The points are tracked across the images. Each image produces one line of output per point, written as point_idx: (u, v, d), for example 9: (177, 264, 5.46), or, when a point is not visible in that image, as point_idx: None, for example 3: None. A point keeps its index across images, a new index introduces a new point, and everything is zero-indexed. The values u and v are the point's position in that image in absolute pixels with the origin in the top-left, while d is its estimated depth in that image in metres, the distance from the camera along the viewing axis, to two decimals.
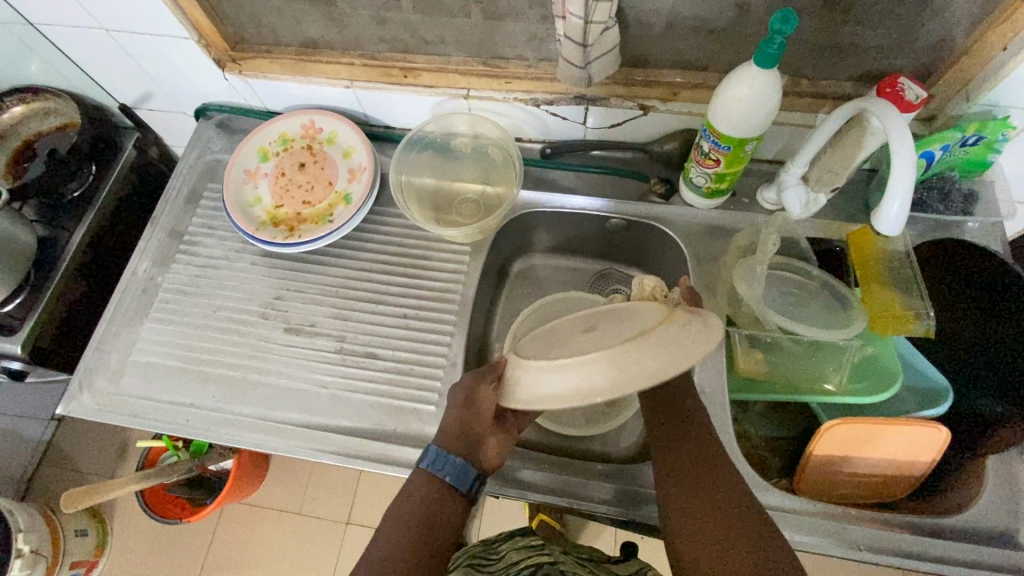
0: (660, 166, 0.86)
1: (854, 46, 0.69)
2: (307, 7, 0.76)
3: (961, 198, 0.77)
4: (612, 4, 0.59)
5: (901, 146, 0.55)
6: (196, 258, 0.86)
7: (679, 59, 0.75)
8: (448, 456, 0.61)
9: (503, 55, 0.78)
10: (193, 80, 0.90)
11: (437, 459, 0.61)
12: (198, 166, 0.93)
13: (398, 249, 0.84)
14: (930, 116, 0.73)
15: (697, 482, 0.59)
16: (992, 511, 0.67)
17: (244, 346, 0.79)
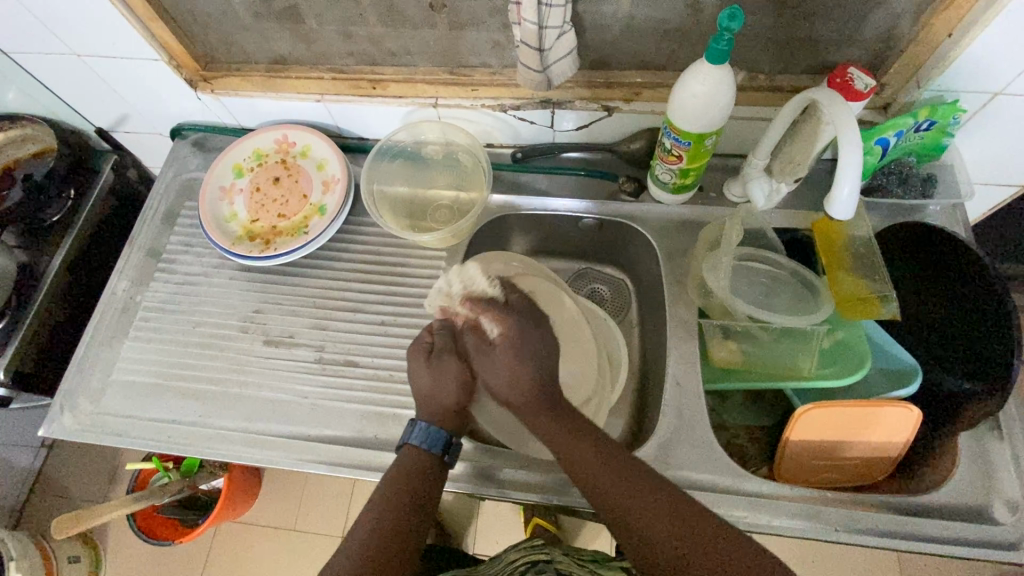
0: (629, 166, 0.88)
1: (806, 40, 0.71)
2: (274, 25, 0.78)
3: (920, 181, 0.78)
4: (565, 8, 0.61)
5: (848, 133, 0.57)
6: (174, 276, 0.86)
7: (640, 60, 0.77)
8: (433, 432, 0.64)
9: (468, 63, 0.80)
10: (167, 101, 0.91)
11: (423, 435, 0.64)
12: (175, 185, 0.95)
13: (374, 258, 0.85)
14: (884, 104, 0.75)
15: (642, 501, 0.55)
16: (968, 486, 0.68)
17: (224, 361, 0.79)
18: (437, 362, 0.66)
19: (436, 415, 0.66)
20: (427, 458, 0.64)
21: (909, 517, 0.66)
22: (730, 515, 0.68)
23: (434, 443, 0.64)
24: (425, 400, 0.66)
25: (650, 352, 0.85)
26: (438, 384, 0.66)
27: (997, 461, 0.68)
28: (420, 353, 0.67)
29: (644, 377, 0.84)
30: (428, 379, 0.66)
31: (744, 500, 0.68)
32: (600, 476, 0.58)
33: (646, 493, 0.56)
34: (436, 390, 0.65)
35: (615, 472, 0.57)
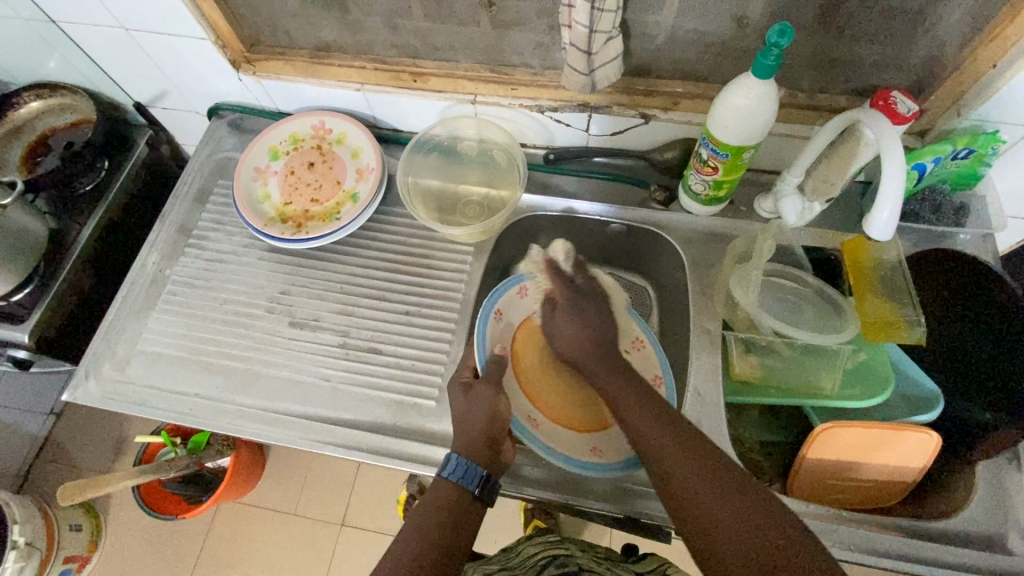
0: (660, 174, 0.88)
1: (848, 62, 0.72)
2: (322, 11, 0.79)
3: (953, 210, 0.78)
4: (616, 14, 0.61)
5: (892, 155, 0.57)
6: (204, 252, 0.87)
7: (681, 71, 0.78)
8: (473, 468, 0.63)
9: (510, 62, 0.81)
10: (209, 80, 0.92)
11: (461, 469, 0.62)
12: (209, 163, 0.96)
13: (402, 248, 0.86)
14: (922, 130, 0.75)
15: (694, 468, 0.51)
16: (983, 515, 0.68)
17: (248, 340, 0.80)
18: (477, 390, 0.68)
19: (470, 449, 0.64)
20: (464, 496, 0.61)
21: (927, 542, 0.66)
22: None
23: (473, 481, 0.62)
24: (458, 427, 0.66)
25: (669, 361, 0.85)
26: (477, 408, 0.67)
27: (1015, 494, 0.68)
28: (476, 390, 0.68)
29: None
30: (464, 410, 0.67)
31: None
32: (646, 424, 0.56)
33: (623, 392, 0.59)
34: (482, 425, 0.65)
35: (665, 429, 0.54)
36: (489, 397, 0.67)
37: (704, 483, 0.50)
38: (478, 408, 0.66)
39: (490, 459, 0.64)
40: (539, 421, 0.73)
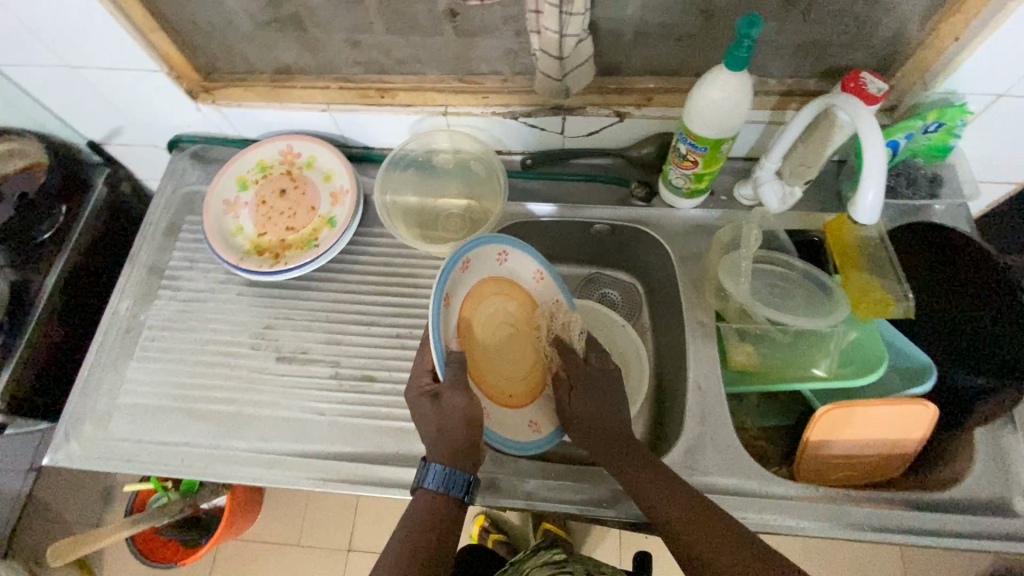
0: (640, 170, 0.88)
1: (815, 44, 0.72)
2: (278, 33, 0.76)
3: (927, 181, 0.79)
4: (584, 17, 0.60)
5: (871, 138, 0.58)
6: (180, 292, 0.84)
7: (651, 66, 0.77)
8: (452, 476, 0.62)
9: (479, 70, 0.79)
10: (166, 113, 0.89)
11: (444, 478, 0.61)
12: (175, 199, 0.92)
13: (387, 269, 0.84)
14: (892, 105, 0.76)
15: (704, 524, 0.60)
16: (987, 480, 0.69)
17: (236, 380, 0.77)
18: (447, 402, 0.62)
19: (450, 456, 0.62)
20: (448, 500, 0.62)
21: (935, 512, 0.67)
22: (759, 519, 0.68)
23: (458, 486, 0.62)
24: (433, 438, 0.63)
25: (665, 356, 0.85)
26: (449, 416, 0.62)
27: (1014, 456, 0.69)
28: (427, 401, 0.64)
29: (660, 381, 0.84)
30: (435, 420, 0.63)
31: (771, 502, 0.69)
32: (655, 493, 0.63)
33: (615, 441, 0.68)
34: (461, 436, 0.62)
35: (674, 487, 0.63)
36: (461, 408, 0.62)
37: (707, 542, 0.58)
38: (450, 419, 0.62)
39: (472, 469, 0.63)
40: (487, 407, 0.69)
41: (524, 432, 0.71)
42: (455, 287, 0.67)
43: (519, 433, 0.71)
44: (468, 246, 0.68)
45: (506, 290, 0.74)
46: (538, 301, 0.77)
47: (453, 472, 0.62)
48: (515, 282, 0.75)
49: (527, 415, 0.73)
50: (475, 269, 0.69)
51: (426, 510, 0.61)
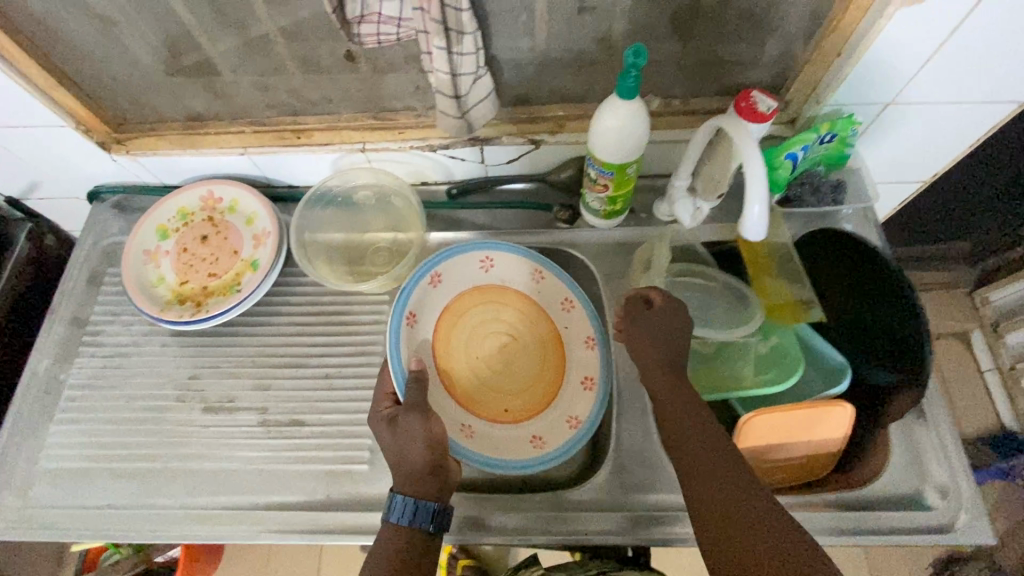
0: (563, 193, 0.90)
1: (711, 66, 0.75)
2: (185, 82, 0.75)
3: (831, 188, 0.81)
4: (476, 56, 0.62)
5: (749, 156, 0.59)
6: (102, 348, 0.82)
7: (560, 93, 0.79)
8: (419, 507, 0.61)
9: (392, 106, 0.80)
10: (80, 165, 0.87)
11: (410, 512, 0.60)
12: (96, 251, 0.90)
13: (315, 309, 0.84)
14: (792, 118, 0.79)
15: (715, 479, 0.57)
16: (901, 475, 0.72)
17: (161, 436, 0.76)
18: (403, 424, 0.65)
19: (411, 484, 0.62)
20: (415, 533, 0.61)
21: (856, 511, 0.70)
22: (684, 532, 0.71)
23: (425, 517, 0.61)
24: (393, 467, 0.64)
25: None
26: (403, 444, 0.64)
27: (924, 450, 0.73)
28: (382, 424, 0.66)
29: None
30: (393, 446, 0.64)
31: None
32: (707, 455, 0.58)
33: (674, 391, 0.64)
34: (420, 459, 0.63)
35: (728, 458, 0.57)
36: (419, 430, 0.64)
37: (729, 497, 0.54)
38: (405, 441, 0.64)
39: (438, 490, 0.63)
40: (476, 428, 0.74)
41: (523, 449, 0.74)
42: (423, 304, 0.78)
43: (517, 452, 0.74)
44: (430, 263, 0.79)
45: (494, 300, 0.81)
46: (546, 305, 0.82)
47: (419, 502, 0.61)
48: (504, 286, 0.82)
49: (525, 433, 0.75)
50: (446, 284, 0.80)
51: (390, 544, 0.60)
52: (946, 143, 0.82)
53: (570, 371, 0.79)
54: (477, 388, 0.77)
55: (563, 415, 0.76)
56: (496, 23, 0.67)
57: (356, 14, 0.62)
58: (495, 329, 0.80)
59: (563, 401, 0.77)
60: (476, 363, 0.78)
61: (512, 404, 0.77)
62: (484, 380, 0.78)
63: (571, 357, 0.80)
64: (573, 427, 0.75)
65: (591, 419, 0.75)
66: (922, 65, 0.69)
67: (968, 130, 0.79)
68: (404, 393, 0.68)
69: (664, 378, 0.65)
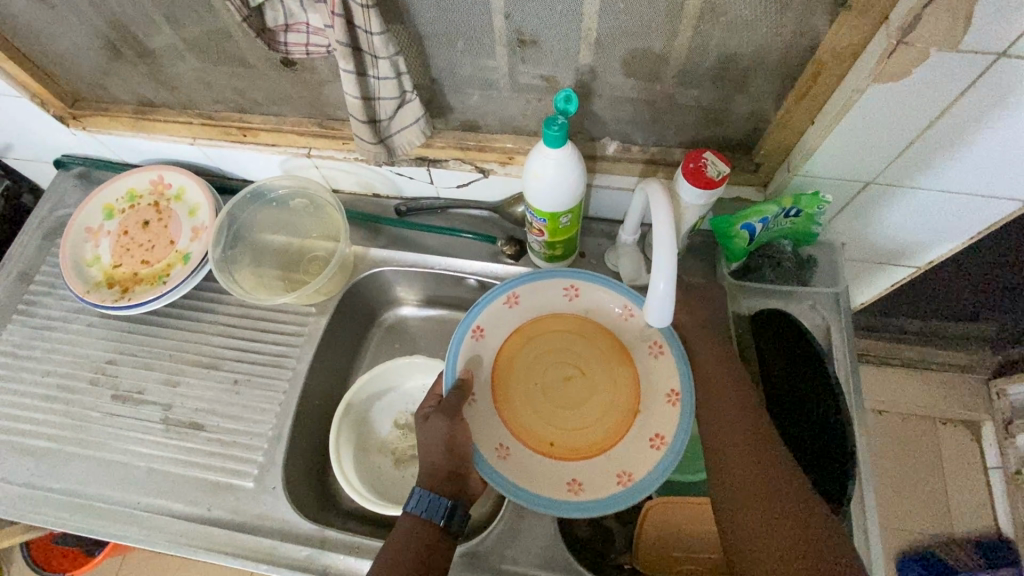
0: (514, 226, 0.85)
1: (671, 115, 0.68)
2: (132, 67, 0.74)
3: (796, 265, 0.74)
4: (398, 81, 0.59)
5: (660, 231, 0.53)
6: (32, 319, 0.83)
7: (511, 124, 0.74)
8: (437, 499, 0.61)
9: (337, 115, 0.77)
10: (44, 134, 0.88)
11: (425, 503, 0.60)
12: (50, 220, 0.91)
13: (239, 311, 0.82)
14: (764, 183, 0.71)
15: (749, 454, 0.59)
16: None
17: (66, 417, 0.76)
18: (433, 420, 0.65)
19: (432, 480, 0.63)
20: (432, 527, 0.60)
21: None
22: None
23: (438, 512, 0.60)
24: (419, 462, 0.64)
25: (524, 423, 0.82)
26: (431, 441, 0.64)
27: None
28: (445, 414, 0.65)
29: None
30: (421, 440, 0.65)
31: None
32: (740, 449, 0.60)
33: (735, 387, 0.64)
34: (442, 462, 0.63)
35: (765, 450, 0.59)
36: (445, 430, 0.64)
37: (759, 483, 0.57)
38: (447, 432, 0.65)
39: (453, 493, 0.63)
40: (512, 451, 0.67)
41: (556, 490, 0.64)
42: (496, 317, 0.73)
43: (545, 487, 0.65)
44: (517, 283, 0.73)
45: (577, 331, 0.73)
46: (627, 344, 0.72)
47: (431, 493, 0.61)
48: (589, 319, 0.74)
49: (565, 472, 0.66)
50: (523, 306, 0.74)
51: (404, 534, 0.59)
52: (939, 231, 0.72)
53: (642, 422, 0.68)
54: (525, 415, 0.69)
55: (611, 467, 0.66)
56: (434, 46, 0.63)
57: (279, 22, 0.58)
58: (559, 359, 0.72)
59: (633, 451, 0.66)
60: (525, 388, 0.71)
61: (560, 438, 0.68)
62: (552, 411, 0.70)
63: (647, 410, 0.69)
64: (622, 483, 0.65)
65: (649, 479, 0.64)
66: (900, 152, 0.60)
67: (964, 221, 0.69)
68: (449, 389, 0.67)
69: (727, 377, 0.65)
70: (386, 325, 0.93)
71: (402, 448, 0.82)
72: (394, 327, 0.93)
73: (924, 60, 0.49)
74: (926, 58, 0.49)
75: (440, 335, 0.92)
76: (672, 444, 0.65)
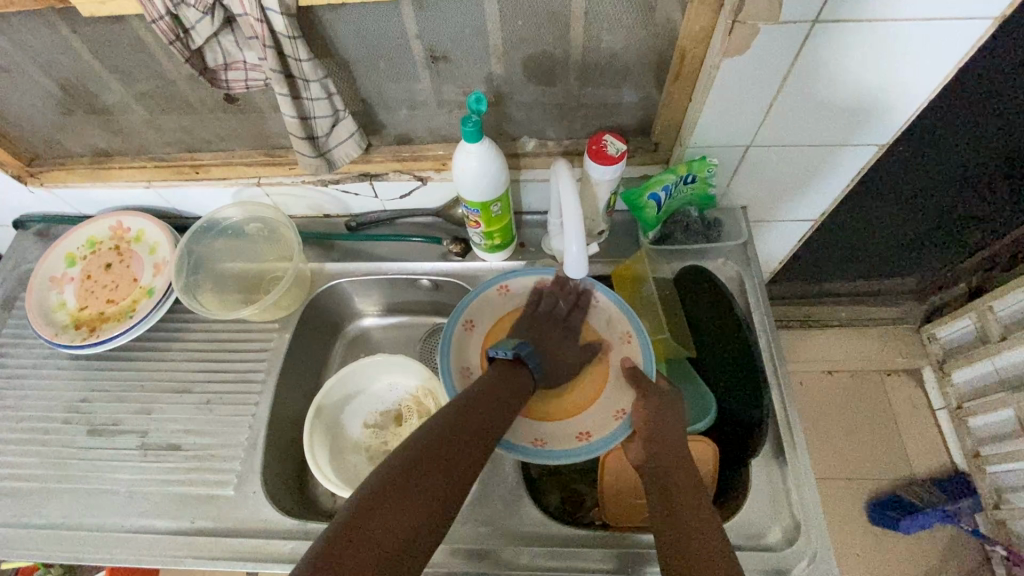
0: (457, 227, 0.92)
1: (575, 108, 0.78)
2: (86, 121, 0.81)
3: (703, 226, 0.84)
4: (329, 101, 0.68)
5: (567, 199, 0.62)
6: (1, 370, 0.86)
7: (439, 134, 0.83)
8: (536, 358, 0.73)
9: (281, 144, 0.84)
10: (2, 196, 0.92)
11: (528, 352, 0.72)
12: (13, 277, 0.95)
13: (207, 336, 0.87)
14: (665, 159, 0.81)
15: (670, 484, 0.63)
16: (762, 513, 0.71)
17: (43, 457, 0.78)
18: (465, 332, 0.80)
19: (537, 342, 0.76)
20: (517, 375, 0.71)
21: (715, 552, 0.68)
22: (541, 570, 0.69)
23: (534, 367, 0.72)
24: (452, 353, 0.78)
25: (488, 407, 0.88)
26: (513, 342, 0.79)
27: (787, 488, 0.71)
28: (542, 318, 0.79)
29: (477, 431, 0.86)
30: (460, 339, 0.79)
31: (552, 549, 0.70)
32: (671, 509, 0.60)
33: (678, 460, 0.65)
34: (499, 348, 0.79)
35: (700, 512, 0.59)
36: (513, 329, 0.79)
37: (684, 536, 0.57)
38: (552, 333, 0.78)
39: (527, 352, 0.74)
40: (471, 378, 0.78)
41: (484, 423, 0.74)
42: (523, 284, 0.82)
43: None
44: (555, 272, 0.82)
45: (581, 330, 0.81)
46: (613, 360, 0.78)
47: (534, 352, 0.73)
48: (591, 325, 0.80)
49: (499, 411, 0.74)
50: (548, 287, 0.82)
51: (496, 377, 0.69)
52: (821, 182, 0.83)
53: (578, 417, 0.75)
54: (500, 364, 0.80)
55: (539, 429, 0.74)
56: (360, 70, 0.72)
57: (219, 62, 0.65)
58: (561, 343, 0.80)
59: (561, 433, 0.74)
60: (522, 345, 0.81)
61: None
62: None
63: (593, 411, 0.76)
64: (536, 444, 0.72)
65: (558, 454, 0.71)
66: (767, 109, 0.70)
67: (836, 172, 0.81)
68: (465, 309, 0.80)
69: (670, 450, 0.67)
70: (350, 336, 0.99)
71: (375, 446, 0.86)
72: (359, 338, 0.99)
73: (757, 34, 0.60)
74: (758, 33, 0.60)
75: (404, 338, 0.99)
76: (592, 444, 0.72)
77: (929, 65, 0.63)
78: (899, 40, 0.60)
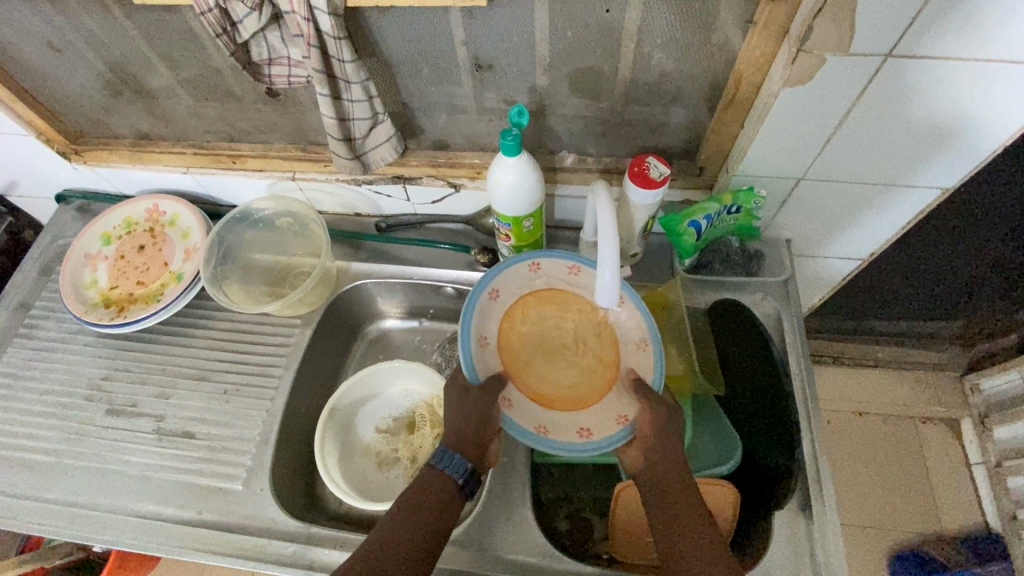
0: (486, 237, 0.91)
1: (618, 126, 0.75)
2: (131, 104, 0.81)
3: (744, 258, 0.81)
4: (369, 103, 0.67)
5: (603, 222, 0.59)
6: (32, 341, 0.87)
7: (476, 142, 0.81)
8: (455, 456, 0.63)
9: (318, 140, 0.84)
10: (48, 170, 0.94)
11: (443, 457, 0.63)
12: (51, 249, 0.96)
13: (229, 325, 0.87)
14: (708, 185, 0.78)
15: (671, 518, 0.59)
16: (783, 568, 0.67)
17: (63, 431, 0.79)
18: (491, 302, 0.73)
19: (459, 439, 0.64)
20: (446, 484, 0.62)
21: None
22: None
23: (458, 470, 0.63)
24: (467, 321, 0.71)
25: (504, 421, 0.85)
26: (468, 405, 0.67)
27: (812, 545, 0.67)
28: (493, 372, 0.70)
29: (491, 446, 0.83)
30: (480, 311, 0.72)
31: None
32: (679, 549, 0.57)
33: (677, 488, 0.61)
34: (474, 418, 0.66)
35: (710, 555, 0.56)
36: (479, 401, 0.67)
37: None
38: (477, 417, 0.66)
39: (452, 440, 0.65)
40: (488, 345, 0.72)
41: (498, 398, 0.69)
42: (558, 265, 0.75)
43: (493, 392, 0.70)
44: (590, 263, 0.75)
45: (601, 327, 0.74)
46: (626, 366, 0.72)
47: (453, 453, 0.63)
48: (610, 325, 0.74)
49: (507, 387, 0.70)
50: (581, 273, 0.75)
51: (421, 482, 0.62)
52: (873, 220, 0.78)
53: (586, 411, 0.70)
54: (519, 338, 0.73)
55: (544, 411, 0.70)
56: (403, 74, 0.71)
57: (264, 57, 0.65)
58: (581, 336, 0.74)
59: (565, 422, 0.70)
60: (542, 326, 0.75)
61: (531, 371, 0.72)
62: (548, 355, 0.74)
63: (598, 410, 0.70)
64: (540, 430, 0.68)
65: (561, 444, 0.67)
66: (825, 142, 0.66)
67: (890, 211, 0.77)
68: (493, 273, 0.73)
69: (669, 472, 0.62)
70: (370, 337, 0.98)
71: (385, 452, 0.85)
72: (378, 339, 0.98)
73: (823, 64, 0.56)
74: (824, 63, 0.56)
75: (423, 344, 0.97)
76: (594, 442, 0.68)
77: (1009, 109, 0.58)
78: (978, 80, 0.56)
